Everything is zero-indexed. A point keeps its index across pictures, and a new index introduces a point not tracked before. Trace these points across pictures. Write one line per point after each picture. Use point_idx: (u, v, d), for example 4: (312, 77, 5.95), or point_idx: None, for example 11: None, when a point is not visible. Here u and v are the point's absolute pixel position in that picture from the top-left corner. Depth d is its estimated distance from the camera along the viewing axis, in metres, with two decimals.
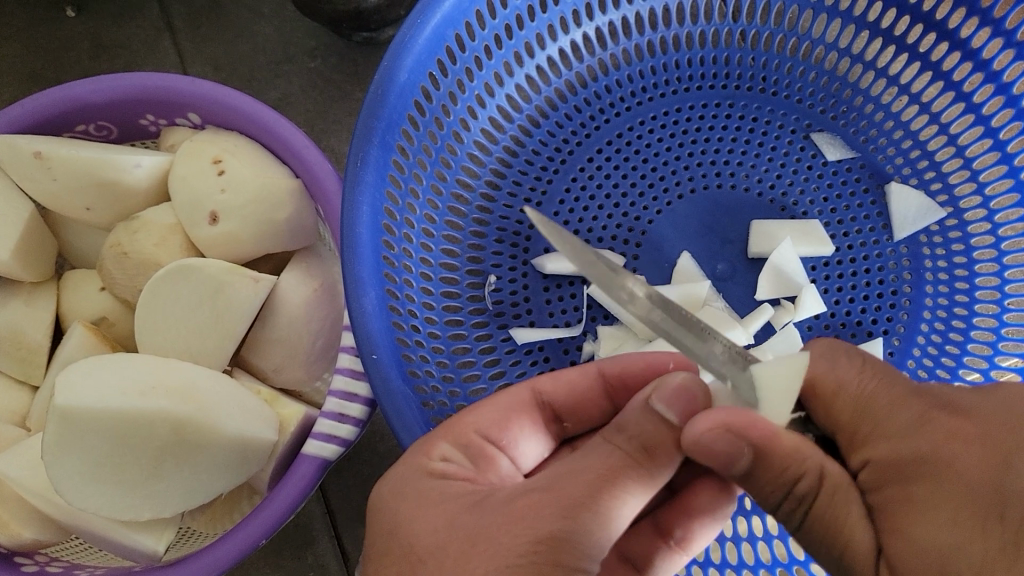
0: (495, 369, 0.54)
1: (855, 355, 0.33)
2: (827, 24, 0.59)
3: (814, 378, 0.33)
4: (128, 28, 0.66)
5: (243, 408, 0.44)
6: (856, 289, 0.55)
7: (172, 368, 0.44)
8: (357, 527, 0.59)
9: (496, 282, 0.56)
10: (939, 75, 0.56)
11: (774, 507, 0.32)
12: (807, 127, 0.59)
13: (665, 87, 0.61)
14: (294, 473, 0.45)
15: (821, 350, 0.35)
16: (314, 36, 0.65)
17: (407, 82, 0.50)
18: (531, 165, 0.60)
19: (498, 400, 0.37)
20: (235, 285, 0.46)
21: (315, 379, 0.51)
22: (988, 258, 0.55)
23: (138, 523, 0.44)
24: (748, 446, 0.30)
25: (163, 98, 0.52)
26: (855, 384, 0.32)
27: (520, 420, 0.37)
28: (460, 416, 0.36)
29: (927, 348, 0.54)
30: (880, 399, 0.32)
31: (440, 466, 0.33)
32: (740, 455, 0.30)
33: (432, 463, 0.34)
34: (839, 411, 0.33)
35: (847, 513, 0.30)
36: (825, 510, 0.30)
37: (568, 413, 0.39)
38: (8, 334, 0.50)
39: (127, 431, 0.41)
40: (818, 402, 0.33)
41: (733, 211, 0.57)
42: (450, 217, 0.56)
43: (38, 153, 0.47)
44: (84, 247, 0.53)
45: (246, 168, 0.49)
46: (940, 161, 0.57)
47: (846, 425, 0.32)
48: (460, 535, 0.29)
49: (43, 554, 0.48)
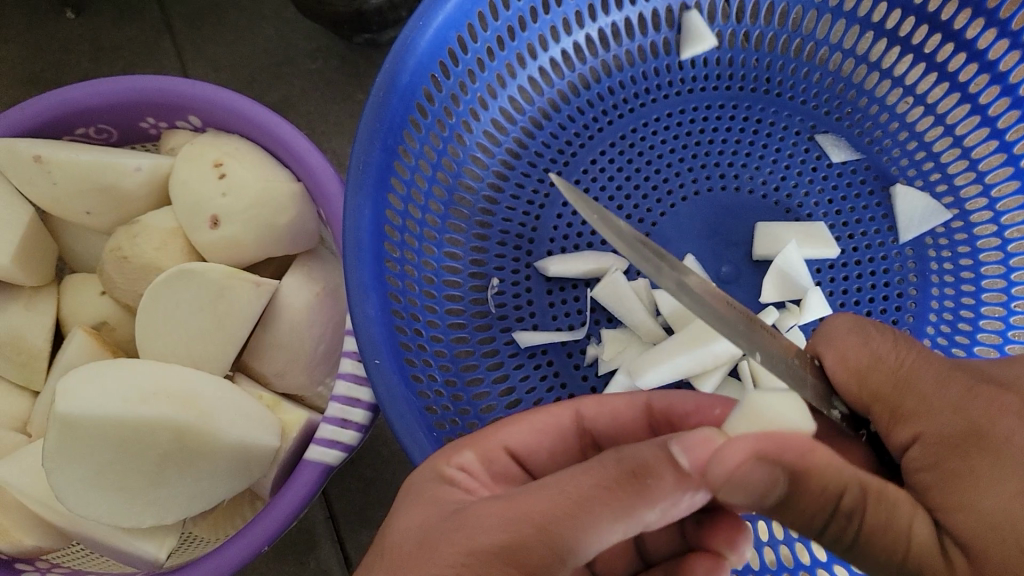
0: (498, 372, 0.54)
1: (883, 329, 0.36)
2: (831, 25, 0.58)
3: (846, 357, 0.36)
4: (128, 30, 0.66)
5: (244, 414, 0.44)
6: (862, 291, 0.55)
7: (173, 374, 0.43)
8: (360, 532, 0.59)
9: (499, 285, 0.56)
10: (945, 76, 0.56)
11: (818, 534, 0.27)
12: (811, 128, 0.59)
13: (668, 89, 0.60)
14: (296, 479, 0.44)
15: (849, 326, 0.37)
16: (315, 37, 0.65)
17: (408, 85, 0.50)
18: (534, 167, 0.59)
19: (536, 418, 0.37)
20: (236, 289, 0.46)
21: (317, 384, 0.50)
22: (994, 260, 0.55)
23: (139, 530, 0.44)
24: (783, 473, 0.25)
25: (163, 101, 0.52)
26: (891, 357, 0.35)
27: (551, 446, 0.37)
28: (493, 429, 0.35)
29: (933, 351, 0.54)
30: (920, 374, 0.34)
31: (453, 473, 0.33)
32: (779, 485, 0.25)
33: (446, 468, 0.33)
34: (877, 383, 0.35)
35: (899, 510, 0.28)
36: (877, 516, 0.27)
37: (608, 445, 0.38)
38: (8, 340, 0.50)
39: (128, 438, 0.41)
40: (853, 375, 0.35)
41: (737, 213, 0.57)
42: (452, 220, 0.56)
43: (38, 157, 0.47)
44: (84, 251, 0.53)
45: (247, 172, 0.49)
46: (945, 163, 0.57)
47: (886, 397, 0.35)
48: None
49: (44, 561, 0.47)
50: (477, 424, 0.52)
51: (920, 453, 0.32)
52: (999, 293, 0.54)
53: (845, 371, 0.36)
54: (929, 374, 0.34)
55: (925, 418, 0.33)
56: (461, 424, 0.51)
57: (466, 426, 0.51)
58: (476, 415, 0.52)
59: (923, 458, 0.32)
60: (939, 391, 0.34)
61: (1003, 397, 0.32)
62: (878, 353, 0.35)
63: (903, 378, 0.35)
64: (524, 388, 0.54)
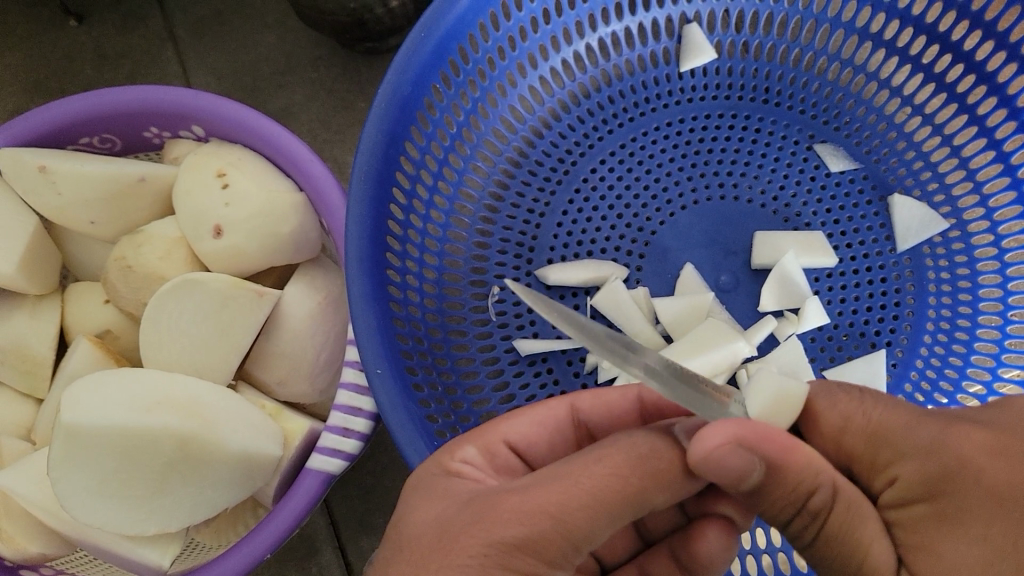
0: (497, 379, 0.54)
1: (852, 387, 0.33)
2: (829, 35, 0.59)
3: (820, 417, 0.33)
4: (132, 38, 0.66)
5: (248, 423, 0.44)
6: (859, 300, 0.55)
7: (177, 384, 0.44)
8: (361, 538, 0.59)
9: (499, 293, 0.56)
10: (942, 87, 0.57)
11: (785, 523, 0.30)
12: (810, 138, 0.59)
13: (668, 98, 0.61)
14: (298, 487, 0.45)
15: (820, 385, 0.34)
16: (317, 45, 0.65)
17: (411, 96, 0.50)
18: (534, 175, 0.60)
19: (533, 412, 0.37)
20: (240, 299, 0.46)
21: (319, 393, 0.51)
22: (991, 269, 0.55)
23: (143, 537, 0.44)
24: (760, 462, 0.27)
25: (167, 110, 0.52)
26: (860, 415, 0.32)
27: (548, 438, 0.37)
28: (493, 424, 0.36)
29: (930, 360, 0.54)
30: (889, 425, 0.31)
31: (459, 467, 0.33)
32: (755, 470, 0.27)
33: (452, 463, 0.33)
34: (851, 443, 0.32)
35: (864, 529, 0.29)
36: (842, 525, 0.29)
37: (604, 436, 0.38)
38: (14, 348, 0.50)
39: (133, 447, 0.41)
40: (831, 440, 0.33)
41: (736, 221, 0.57)
42: (453, 228, 0.56)
43: (43, 167, 0.48)
44: (88, 259, 0.53)
45: (249, 182, 0.49)
46: (943, 172, 0.57)
47: (862, 454, 0.32)
48: None
49: (48, 567, 0.48)
50: (477, 433, 0.52)
51: (898, 494, 0.30)
52: (996, 302, 0.55)
53: (819, 433, 0.33)
54: (902, 421, 0.31)
55: (900, 464, 0.30)
56: (461, 432, 0.51)
57: (466, 433, 0.52)
58: (476, 422, 0.52)
59: (896, 499, 0.30)
60: (911, 433, 0.30)
61: (979, 428, 0.30)
62: (845, 414, 0.32)
63: (877, 433, 0.31)
64: (524, 396, 0.54)
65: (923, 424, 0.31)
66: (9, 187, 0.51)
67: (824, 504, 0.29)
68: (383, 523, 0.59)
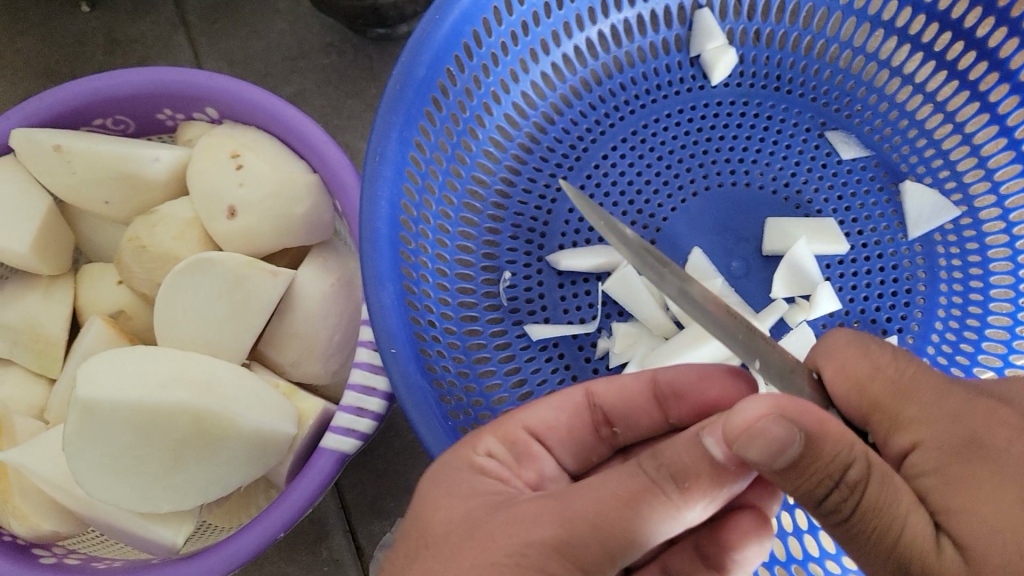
0: (510, 364, 0.54)
1: (886, 344, 0.34)
2: (842, 23, 0.59)
3: (847, 366, 0.33)
4: (143, 24, 0.67)
5: (263, 402, 0.44)
6: (871, 287, 0.55)
7: (192, 362, 0.44)
8: (372, 522, 0.59)
9: (510, 278, 0.56)
10: (954, 74, 0.56)
11: (818, 501, 0.28)
12: (821, 125, 0.59)
13: (679, 85, 0.61)
14: (312, 466, 0.45)
15: (846, 338, 0.34)
16: (329, 32, 0.65)
17: (425, 78, 0.50)
18: (546, 162, 0.60)
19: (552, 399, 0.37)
20: (256, 278, 0.46)
21: (333, 374, 0.51)
22: (1002, 256, 0.55)
23: (157, 515, 0.44)
24: (798, 436, 0.27)
25: (181, 92, 0.52)
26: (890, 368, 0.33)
27: (568, 426, 0.37)
28: (507, 414, 0.36)
29: (941, 346, 0.54)
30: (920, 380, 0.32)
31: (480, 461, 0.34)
32: (796, 442, 0.27)
33: (475, 456, 0.34)
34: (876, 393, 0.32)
35: (897, 504, 0.28)
36: (878, 495, 0.28)
37: (620, 418, 0.38)
38: (27, 328, 0.50)
39: (148, 423, 0.41)
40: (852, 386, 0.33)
41: (748, 208, 0.57)
42: (465, 214, 0.56)
43: (58, 146, 0.48)
44: (100, 241, 0.53)
45: (264, 163, 0.49)
46: (955, 160, 0.57)
47: (885, 408, 0.32)
48: (487, 528, 0.29)
49: (60, 546, 0.48)
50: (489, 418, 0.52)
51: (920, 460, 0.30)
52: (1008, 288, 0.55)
53: (845, 382, 0.33)
54: (931, 386, 0.32)
55: (926, 424, 0.31)
56: (474, 417, 0.51)
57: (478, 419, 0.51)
58: (489, 406, 0.52)
59: (918, 463, 0.30)
60: (938, 400, 0.31)
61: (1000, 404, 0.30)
62: (874, 364, 0.33)
63: (906, 389, 0.32)
64: (536, 381, 0.54)
65: (952, 393, 0.31)
66: (25, 167, 0.51)
67: (863, 480, 0.28)
68: (393, 509, 0.59)
